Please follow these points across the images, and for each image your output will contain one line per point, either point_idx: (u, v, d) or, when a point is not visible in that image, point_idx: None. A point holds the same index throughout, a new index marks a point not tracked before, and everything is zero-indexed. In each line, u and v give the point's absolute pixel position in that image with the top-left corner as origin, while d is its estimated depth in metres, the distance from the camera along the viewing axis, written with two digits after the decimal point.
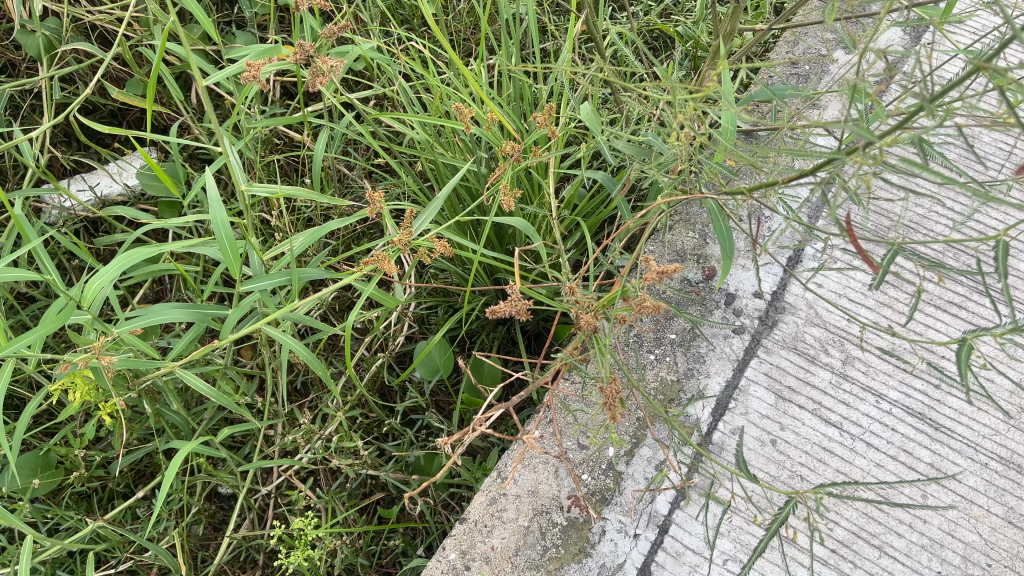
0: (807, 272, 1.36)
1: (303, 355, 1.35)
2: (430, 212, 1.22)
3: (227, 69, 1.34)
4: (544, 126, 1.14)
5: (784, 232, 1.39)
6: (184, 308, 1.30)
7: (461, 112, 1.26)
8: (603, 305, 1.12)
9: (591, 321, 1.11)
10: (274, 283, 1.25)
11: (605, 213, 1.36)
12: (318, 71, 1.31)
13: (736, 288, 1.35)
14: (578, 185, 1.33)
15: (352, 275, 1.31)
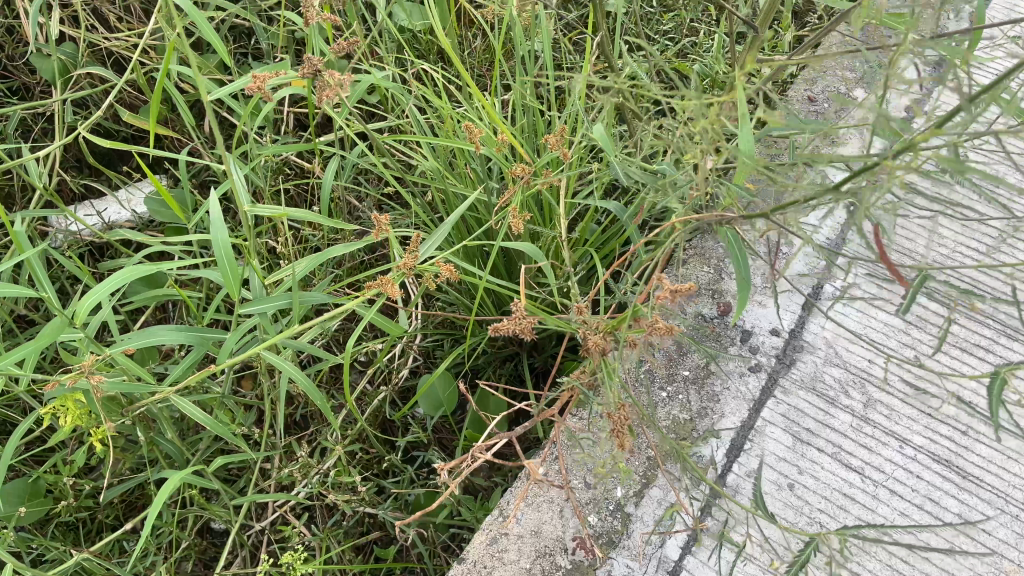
0: (826, 310, 1.32)
1: (302, 383, 1.31)
2: (436, 238, 1.19)
3: (234, 84, 1.29)
4: (556, 149, 1.11)
5: (802, 270, 1.35)
6: (181, 331, 1.26)
7: (472, 132, 1.22)
8: (612, 327, 1.10)
9: (599, 343, 1.09)
10: (273, 306, 1.22)
11: (616, 245, 1.33)
12: (325, 84, 1.13)
13: (752, 325, 1.31)
14: (590, 213, 1.29)
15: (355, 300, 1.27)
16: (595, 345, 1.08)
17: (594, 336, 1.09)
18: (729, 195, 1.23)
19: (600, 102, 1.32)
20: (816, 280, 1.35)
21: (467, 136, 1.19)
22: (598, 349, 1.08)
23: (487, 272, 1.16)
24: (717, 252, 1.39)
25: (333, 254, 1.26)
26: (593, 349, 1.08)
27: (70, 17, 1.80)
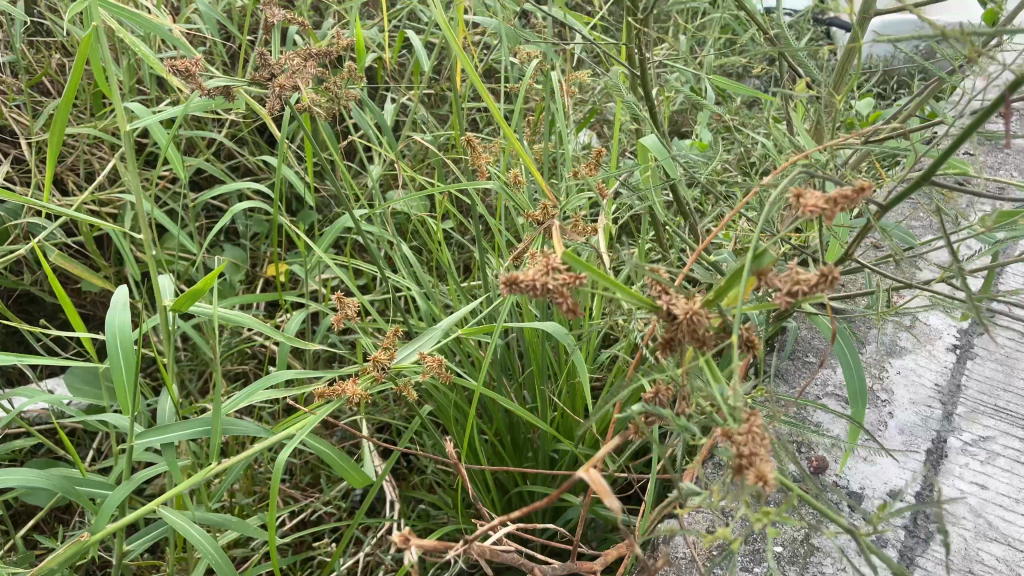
0: (960, 470, 0.95)
1: (217, 565, 0.88)
2: (421, 336, 0.89)
3: (164, 118, 1.06)
4: (589, 179, 1.01)
5: (915, 420, 1.01)
6: (44, 478, 0.89)
7: (474, 150, 1.04)
8: (715, 296, 0.56)
9: (698, 317, 0.55)
10: (183, 435, 0.86)
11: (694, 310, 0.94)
12: (276, 88, 0.91)
13: (861, 485, 0.93)
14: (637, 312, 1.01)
15: (308, 437, 0.91)
16: (690, 315, 0.54)
17: (686, 305, 0.55)
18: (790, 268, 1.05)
19: (628, 201, 1.11)
20: (936, 432, 0.99)
21: (471, 156, 1.05)
22: (696, 331, 0.54)
23: (489, 374, 0.87)
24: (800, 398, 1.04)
25: (279, 378, 0.93)
26: (687, 329, 0.54)
27: (22, 177, 1.58)
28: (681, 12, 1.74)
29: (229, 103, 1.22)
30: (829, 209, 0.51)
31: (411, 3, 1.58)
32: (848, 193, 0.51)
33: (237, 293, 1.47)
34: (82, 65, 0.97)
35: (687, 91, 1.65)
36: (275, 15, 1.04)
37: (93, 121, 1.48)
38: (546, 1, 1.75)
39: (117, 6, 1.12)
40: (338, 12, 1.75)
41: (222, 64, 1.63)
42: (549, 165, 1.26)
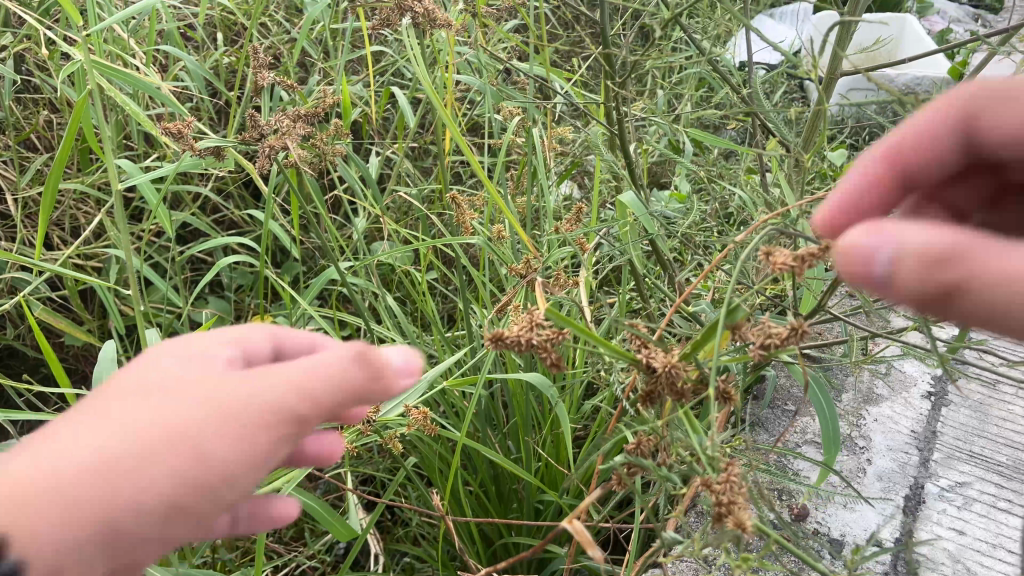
0: (938, 517, 0.96)
1: None
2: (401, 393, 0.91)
3: (153, 174, 1.08)
4: (571, 234, 1.03)
5: (893, 467, 1.02)
6: None
7: (457, 206, 1.06)
8: (691, 349, 0.58)
9: (675, 370, 0.57)
10: None
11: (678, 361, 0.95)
12: (266, 148, 0.94)
13: (842, 533, 0.95)
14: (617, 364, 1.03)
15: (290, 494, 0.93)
16: (668, 368, 0.56)
17: (663, 358, 0.57)
18: (767, 319, 1.07)
19: (608, 254, 1.13)
20: (913, 479, 1.01)
21: (455, 212, 1.07)
22: (674, 383, 0.56)
23: (469, 427, 0.89)
24: (783, 446, 1.06)
25: None
26: (665, 380, 0.56)
27: (8, 232, 1.59)
28: (657, 68, 1.79)
29: (218, 161, 1.25)
30: (797, 266, 0.54)
31: (395, 61, 1.61)
32: (815, 251, 0.53)
33: (222, 346, 1.47)
34: (77, 127, 0.98)
35: (666, 146, 1.69)
36: (265, 77, 1.07)
37: (80, 177, 1.49)
38: (525, 59, 1.79)
39: (110, 69, 1.14)
40: (323, 70, 1.79)
41: (209, 120, 1.66)
42: (531, 218, 1.28)
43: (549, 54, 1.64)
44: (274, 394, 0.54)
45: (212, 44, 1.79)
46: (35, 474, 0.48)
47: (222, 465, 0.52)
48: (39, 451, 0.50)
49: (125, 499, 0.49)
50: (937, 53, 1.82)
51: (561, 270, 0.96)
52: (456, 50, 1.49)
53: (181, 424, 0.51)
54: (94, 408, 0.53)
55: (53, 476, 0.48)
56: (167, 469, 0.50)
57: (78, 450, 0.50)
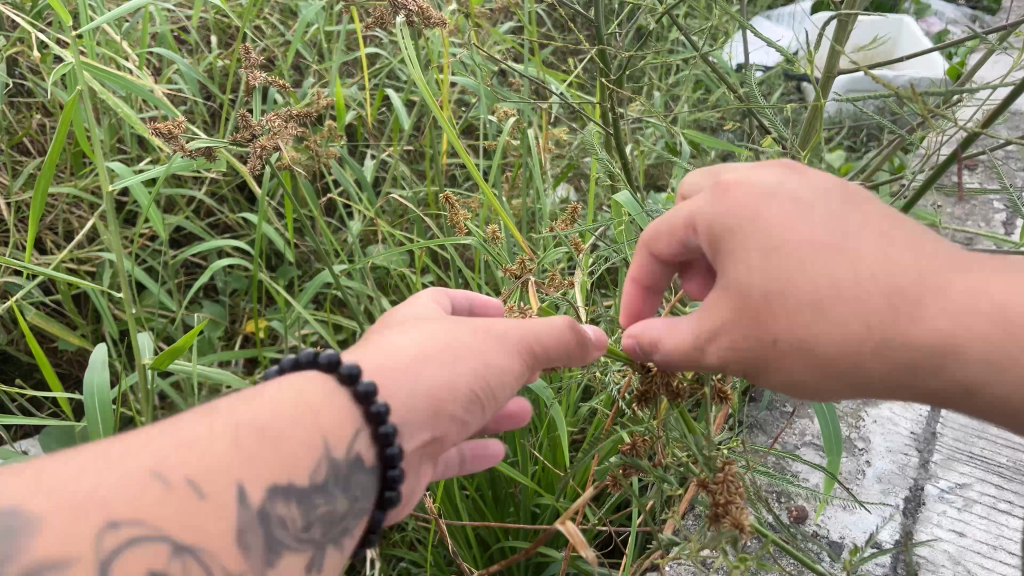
0: (938, 518, 0.96)
1: None
2: None
3: (145, 175, 1.07)
4: (566, 234, 1.02)
5: (893, 468, 1.02)
6: None
7: (452, 206, 1.06)
8: None
9: None
10: None
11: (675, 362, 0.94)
12: (259, 150, 0.93)
13: (842, 535, 0.94)
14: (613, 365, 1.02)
15: None
16: None
17: None
18: None
19: (605, 254, 1.12)
20: (914, 480, 1.00)
21: (449, 213, 1.06)
22: None
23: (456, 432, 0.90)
24: (781, 447, 1.05)
25: None
26: None
27: None
28: (654, 70, 1.78)
29: (211, 163, 1.24)
30: None
31: (390, 63, 1.61)
32: None
33: (217, 350, 1.46)
34: (67, 128, 0.98)
35: (663, 146, 1.68)
36: (257, 78, 1.06)
37: (74, 181, 1.48)
38: (521, 60, 1.79)
39: (102, 70, 1.13)
40: (318, 72, 1.78)
41: (203, 123, 1.65)
42: (527, 220, 1.27)
43: (544, 55, 1.63)
44: (514, 334, 0.73)
45: (207, 47, 1.78)
46: (380, 362, 0.70)
47: (502, 367, 0.72)
48: (375, 351, 0.72)
49: (417, 388, 0.69)
50: (933, 52, 1.81)
51: (556, 270, 0.95)
52: (451, 51, 1.49)
53: (461, 349, 0.71)
54: (400, 329, 0.75)
55: (389, 365, 0.70)
56: (466, 366, 0.70)
57: (400, 350, 0.72)
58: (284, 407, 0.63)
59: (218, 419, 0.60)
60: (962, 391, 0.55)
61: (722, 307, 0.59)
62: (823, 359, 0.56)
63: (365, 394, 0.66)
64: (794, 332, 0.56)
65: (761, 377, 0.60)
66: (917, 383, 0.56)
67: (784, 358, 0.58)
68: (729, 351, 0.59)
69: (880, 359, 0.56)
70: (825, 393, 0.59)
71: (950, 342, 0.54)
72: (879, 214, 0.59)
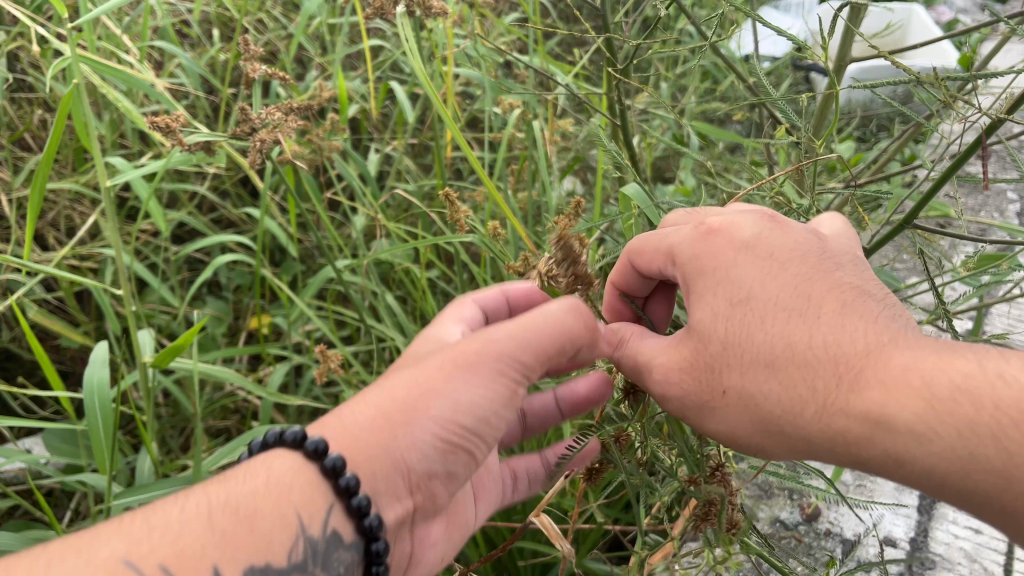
0: (955, 515, 0.94)
1: None
2: None
3: (143, 168, 1.05)
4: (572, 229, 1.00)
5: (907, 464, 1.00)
6: (18, 537, 0.94)
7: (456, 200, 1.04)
8: None
9: None
10: (166, 493, 0.97)
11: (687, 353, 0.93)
12: (259, 144, 0.91)
13: (855, 532, 0.92)
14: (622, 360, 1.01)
15: None
16: None
17: None
18: None
19: (611, 248, 1.11)
20: None
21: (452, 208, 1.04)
22: None
23: None
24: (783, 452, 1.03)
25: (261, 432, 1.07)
26: None
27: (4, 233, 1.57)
28: (661, 61, 1.75)
29: (211, 157, 1.22)
30: None
31: (392, 56, 1.58)
32: None
33: (220, 346, 1.45)
34: (64, 122, 0.96)
35: (670, 138, 1.65)
36: (257, 70, 1.04)
37: (74, 177, 1.47)
38: (526, 51, 1.76)
39: (101, 63, 1.11)
40: (321, 65, 1.77)
41: (205, 118, 1.63)
42: (533, 214, 1.26)
43: (549, 45, 1.61)
44: (504, 351, 0.67)
45: (209, 41, 1.77)
46: (346, 426, 0.66)
47: (481, 398, 0.66)
48: (358, 395, 0.70)
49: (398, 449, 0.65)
50: (944, 41, 1.79)
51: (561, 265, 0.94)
52: (455, 43, 1.47)
53: (428, 394, 0.66)
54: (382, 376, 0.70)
55: (357, 418, 0.67)
56: (434, 415, 0.65)
57: (366, 411, 0.67)
58: (257, 483, 0.62)
59: (193, 501, 0.60)
60: (888, 458, 0.57)
61: (689, 345, 0.66)
62: (759, 412, 0.62)
63: (331, 468, 0.63)
64: (737, 385, 0.62)
65: (706, 424, 0.66)
66: (839, 449, 0.59)
67: (727, 407, 0.64)
68: (678, 391, 0.67)
69: (814, 421, 0.59)
70: (766, 450, 0.63)
71: (880, 411, 0.57)
72: (850, 292, 0.64)
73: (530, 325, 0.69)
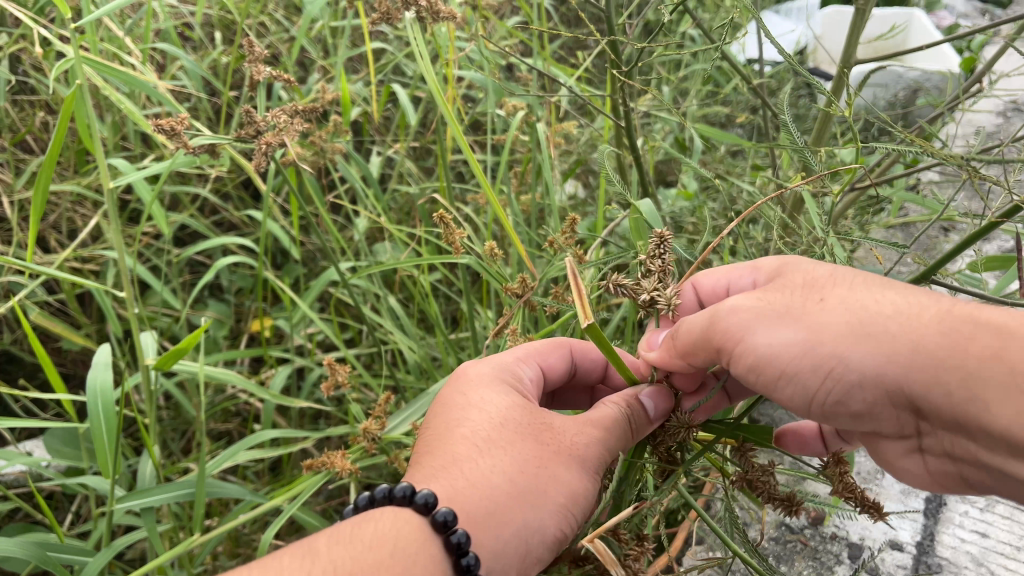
0: (960, 519, 0.93)
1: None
2: (408, 409, 1.04)
3: (145, 170, 1.05)
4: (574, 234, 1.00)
5: None
6: (18, 541, 0.93)
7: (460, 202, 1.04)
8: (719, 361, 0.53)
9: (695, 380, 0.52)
10: (169, 497, 0.96)
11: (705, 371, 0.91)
12: (263, 146, 0.91)
13: (861, 537, 0.92)
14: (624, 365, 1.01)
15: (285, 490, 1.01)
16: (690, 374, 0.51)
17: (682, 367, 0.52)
18: None
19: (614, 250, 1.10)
20: None
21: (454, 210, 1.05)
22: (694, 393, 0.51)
23: None
24: (787, 461, 1.03)
25: (265, 437, 1.06)
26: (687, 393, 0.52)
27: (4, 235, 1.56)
28: (663, 65, 1.75)
29: (213, 159, 1.22)
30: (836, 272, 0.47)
31: (394, 60, 1.58)
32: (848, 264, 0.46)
33: (222, 349, 1.45)
34: (68, 124, 0.96)
35: (672, 141, 1.65)
36: (261, 73, 1.04)
37: (76, 179, 1.46)
38: (528, 55, 1.76)
39: (105, 65, 1.11)
40: (323, 68, 1.77)
41: (207, 120, 1.63)
42: (535, 218, 1.26)
43: (552, 49, 1.61)
44: (599, 459, 0.71)
45: (211, 43, 1.77)
46: (464, 476, 0.69)
47: (589, 498, 0.71)
48: (458, 463, 0.70)
49: (515, 505, 0.68)
50: (946, 45, 1.78)
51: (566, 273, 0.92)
52: (457, 46, 1.47)
53: (546, 482, 0.69)
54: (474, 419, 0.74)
55: (473, 482, 0.68)
56: (553, 504, 0.69)
57: (483, 462, 0.69)
58: (382, 552, 0.64)
59: (320, 566, 0.61)
60: (1016, 378, 0.55)
61: (791, 275, 0.68)
62: (865, 312, 0.61)
63: (457, 544, 0.64)
64: (847, 289, 0.63)
65: (775, 330, 0.64)
66: (957, 354, 0.57)
67: (820, 310, 0.63)
68: (764, 302, 0.66)
69: (933, 323, 0.59)
70: (851, 364, 0.61)
71: (1012, 327, 0.57)
72: None
73: (607, 427, 0.73)
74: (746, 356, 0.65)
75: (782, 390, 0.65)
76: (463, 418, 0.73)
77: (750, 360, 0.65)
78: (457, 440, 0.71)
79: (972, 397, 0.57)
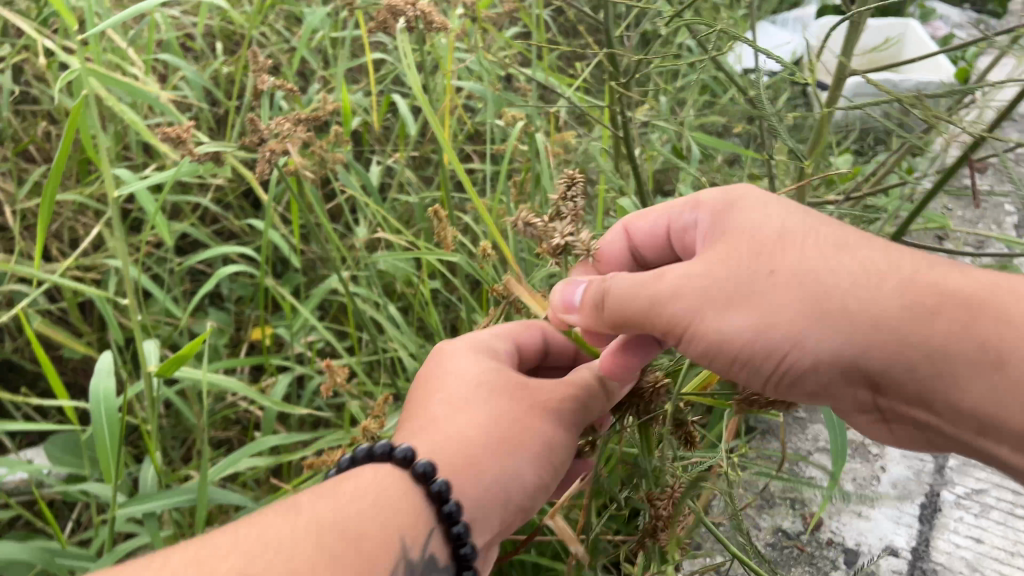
0: (955, 523, 0.94)
1: None
2: None
3: (148, 179, 1.06)
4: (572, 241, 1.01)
5: (907, 474, 1.00)
6: (19, 545, 0.94)
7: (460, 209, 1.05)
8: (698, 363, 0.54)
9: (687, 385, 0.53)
10: (170, 503, 0.97)
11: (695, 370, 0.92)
12: (266, 155, 0.92)
13: (857, 542, 0.93)
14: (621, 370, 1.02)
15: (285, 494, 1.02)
16: None
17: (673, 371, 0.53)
18: None
19: None
20: (929, 486, 0.99)
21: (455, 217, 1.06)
22: None
23: None
24: (783, 466, 1.04)
25: (268, 444, 1.07)
26: None
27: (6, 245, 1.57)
28: (661, 76, 1.77)
29: (215, 168, 1.23)
30: None
31: (394, 70, 1.60)
32: None
33: (223, 357, 1.45)
34: (72, 133, 0.97)
35: (669, 150, 1.66)
36: (263, 83, 1.05)
37: (78, 188, 1.48)
38: (527, 66, 1.78)
39: (109, 75, 1.13)
40: (324, 78, 1.78)
41: (209, 129, 1.64)
42: (533, 226, 1.27)
43: (550, 60, 1.62)
44: (567, 409, 0.78)
45: (212, 54, 1.78)
46: (444, 441, 0.74)
47: (562, 447, 0.78)
48: (437, 422, 0.76)
49: (496, 461, 0.74)
50: (941, 55, 1.80)
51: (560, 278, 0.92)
52: (456, 57, 1.49)
53: (523, 434, 0.76)
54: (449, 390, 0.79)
55: (457, 446, 0.74)
56: (529, 451, 0.75)
57: (461, 426, 0.75)
58: (366, 504, 0.69)
59: (304, 518, 0.65)
60: (985, 355, 0.56)
61: (737, 243, 0.65)
62: (820, 286, 0.60)
63: (437, 493, 0.70)
64: (797, 257, 0.61)
65: (726, 314, 0.63)
66: (923, 330, 0.57)
67: (772, 288, 0.62)
68: (715, 278, 0.64)
69: (894, 295, 0.58)
70: (809, 346, 0.60)
71: (971, 296, 0.58)
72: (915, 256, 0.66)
73: (575, 383, 0.80)
74: (699, 341, 0.65)
75: (738, 371, 0.66)
76: (443, 385, 0.79)
77: (704, 344, 0.65)
78: (433, 411, 0.78)
79: (939, 372, 0.57)
